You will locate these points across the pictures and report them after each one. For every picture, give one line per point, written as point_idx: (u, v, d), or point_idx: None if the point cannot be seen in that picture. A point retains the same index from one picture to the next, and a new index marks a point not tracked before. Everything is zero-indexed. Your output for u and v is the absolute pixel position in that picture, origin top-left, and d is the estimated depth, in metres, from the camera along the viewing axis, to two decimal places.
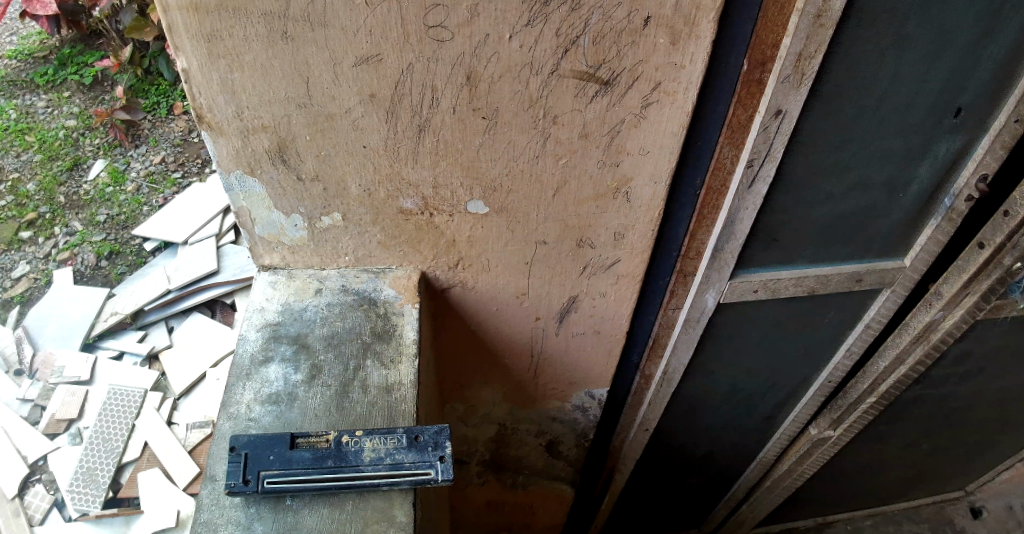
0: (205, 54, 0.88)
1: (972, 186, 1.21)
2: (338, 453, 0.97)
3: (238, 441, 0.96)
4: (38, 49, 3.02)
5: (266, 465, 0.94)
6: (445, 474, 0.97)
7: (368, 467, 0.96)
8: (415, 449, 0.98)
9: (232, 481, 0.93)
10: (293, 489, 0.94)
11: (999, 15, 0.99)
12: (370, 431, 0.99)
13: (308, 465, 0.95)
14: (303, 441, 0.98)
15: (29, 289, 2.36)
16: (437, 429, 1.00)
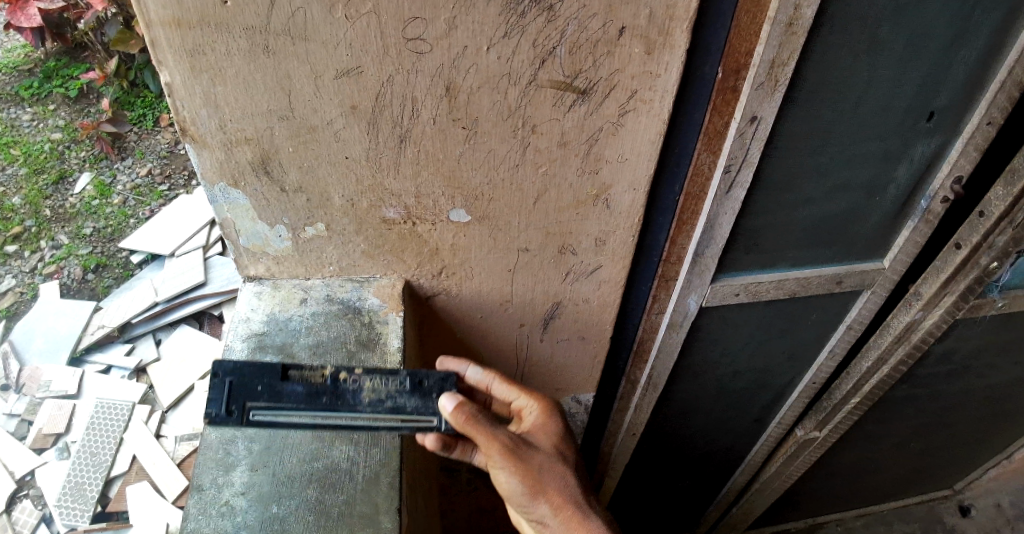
0: (188, 69, 0.89)
1: (947, 187, 1.24)
2: (335, 390, 0.96)
3: (222, 367, 0.94)
4: (23, 62, 3.02)
5: (253, 397, 0.93)
6: (447, 423, 0.97)
7: (367, 408, 0.96)
8: (416, 394, 0.98)
9: (215, 411, 0.92)
10: (278, 422, 0.93)
11: (969, 20, 1.02)
12: (370, 371, 0.98)
13: (301, 400, 0.94)
14: (296, 373, 0.96)
15: (15, 303, 2.35)
16: (445, 375, 1.00)
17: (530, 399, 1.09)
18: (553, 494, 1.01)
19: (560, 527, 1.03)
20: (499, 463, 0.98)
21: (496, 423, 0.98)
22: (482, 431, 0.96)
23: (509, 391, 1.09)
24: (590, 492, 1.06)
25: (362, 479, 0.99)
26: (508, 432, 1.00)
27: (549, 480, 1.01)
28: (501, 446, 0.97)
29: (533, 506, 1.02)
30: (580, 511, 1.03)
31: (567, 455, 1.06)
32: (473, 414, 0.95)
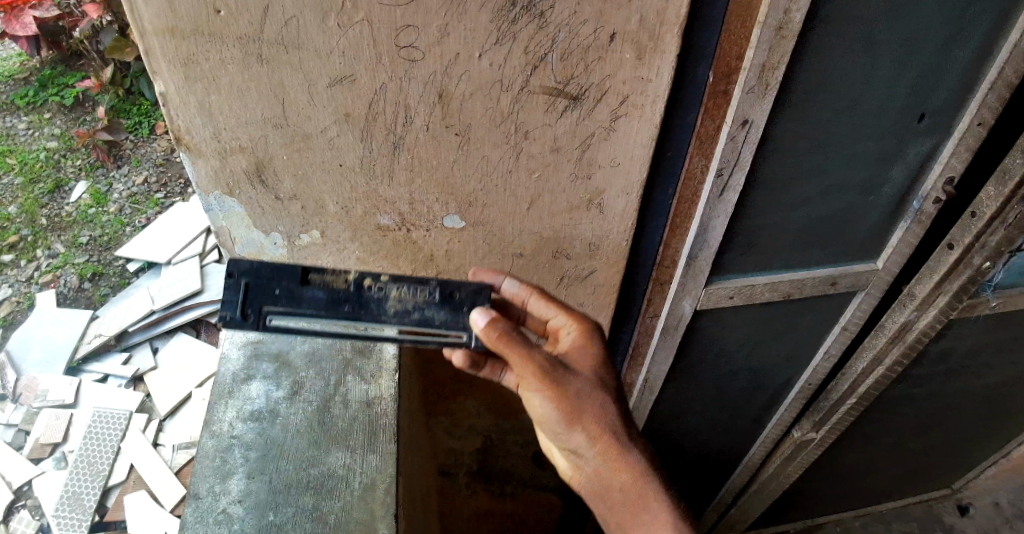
0: (182, 78, 0.89)
1: (940, 189, 1.25)
2: (359, 299, 0.90)
3: (236, 267, 0.89)
4: (18, 71, 3.02)
5: (271, 301, 0.89)
6: (477, 340, 0.91)
7: (392, 320, 0.90)
8: (447, 307, 0.92)
9: (228, 315, 0.88)
10: (295, 329, 0.89)
11: (958, 23, 1.02)
12: (398, 279, 0.92)
13: (321, 307, 0.90)
14: (316, 276, 0.91)
15: (12, 312, 2.35)
16: (479, 288, 0.94)
17: (570, 318, 0.97)
18: (593, 425, 0.89)
19: (598, 464, 0.91)
20: (534, 387, 0.87)
21: (531, 340, 0.87)
22: (513, 346, 0.85)
23: (547, 308, 0.98)
24: (635, 428, 0.93)
25: (360, 484, 0.99)
26: (546, 353, 0.88)
27: (589, 409, 0.89)
28: (535, 366, 0.86)
29: (569, 438, 0.91)
30: (622, 448, 0.90)
31: (610, 383, 0.93)
32: (504, 331, 0.86)
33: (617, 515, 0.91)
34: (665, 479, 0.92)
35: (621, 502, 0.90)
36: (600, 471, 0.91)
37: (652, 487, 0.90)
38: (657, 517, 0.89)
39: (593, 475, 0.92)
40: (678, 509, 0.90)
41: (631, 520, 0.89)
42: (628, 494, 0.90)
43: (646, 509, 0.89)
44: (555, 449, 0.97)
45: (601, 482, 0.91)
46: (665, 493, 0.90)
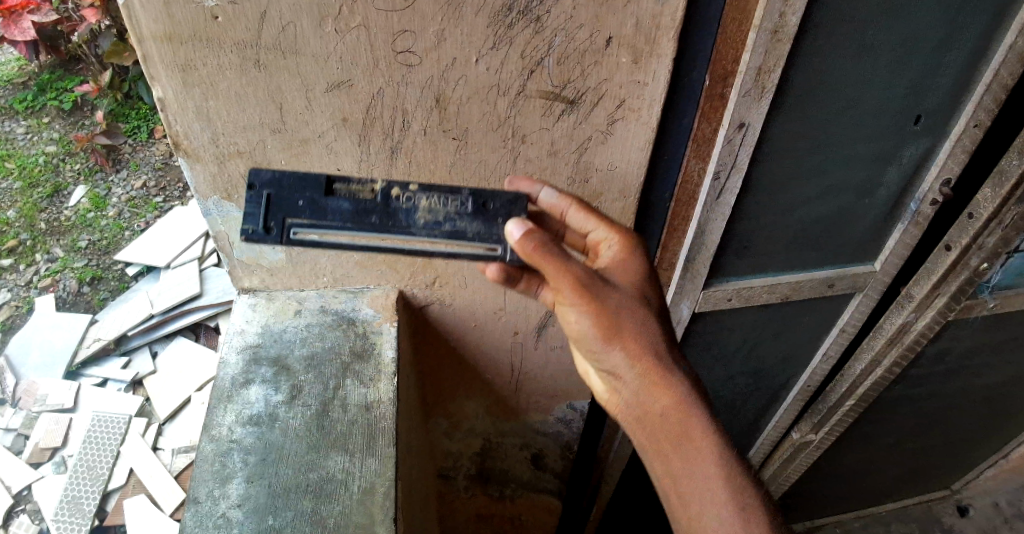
0: (180, 83, 0.89)
1: (936, 190, 1.25)
2: (387, 210, 0.91)
3: (259, 179, 0.90)
4: (15, 75, 2.99)
5: (295, 214, 0.90)
6: (512, 253, 0.92)
7: (422, 232, 0.91)
8: (479, 218, 0.92)
9: (252, 227, 0.89)
10: (323, 241, 0.90)
11: (952, 25, 1.03)
12: (427, 189, 0.92)
13: (348, 219, 0.90)
14: (341, 187, 0.91)
15: (11, 317, 2.35)
16: (514, 198, 0.94)
17: (609, 232, 0.95)
18: (632, 342, 0.88)
19: (636, 380, 0.90)
20: (571, 301, 0.86)
21: (570, 253, 0.85)
22: (552, 260, 0.83)
23: (586, 222, 0.96)
24: (675, 347, 0.92)
25: (358, 488, 0.99)
26: (585, 267, 0.86)
27: (628, 325, 0.88)
28: (575, 280, 0.84)
29: (606, 354, 0.90)
30: (661, 367, 0.89)
31: (648, 299, 0.92)
32: (542, 243, 0.84)
33: (653, 435, 0.91)
34: (704, 399, 0.91)
35: (659, 421, 0.89)
36: (637, 389, 0.90)
37: (690, 408, 0.89)
38: (694, 438, 0.88)
39: (630, 393, 0.91)
40: (717, 430, 0.89)
41: (666, 440, 0.89)
42: (666, 412, 0.89)
43: (682, 429, 0.88)
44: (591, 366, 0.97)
45: (637, 400, 0.91)
46: (704, 414, 0.89)
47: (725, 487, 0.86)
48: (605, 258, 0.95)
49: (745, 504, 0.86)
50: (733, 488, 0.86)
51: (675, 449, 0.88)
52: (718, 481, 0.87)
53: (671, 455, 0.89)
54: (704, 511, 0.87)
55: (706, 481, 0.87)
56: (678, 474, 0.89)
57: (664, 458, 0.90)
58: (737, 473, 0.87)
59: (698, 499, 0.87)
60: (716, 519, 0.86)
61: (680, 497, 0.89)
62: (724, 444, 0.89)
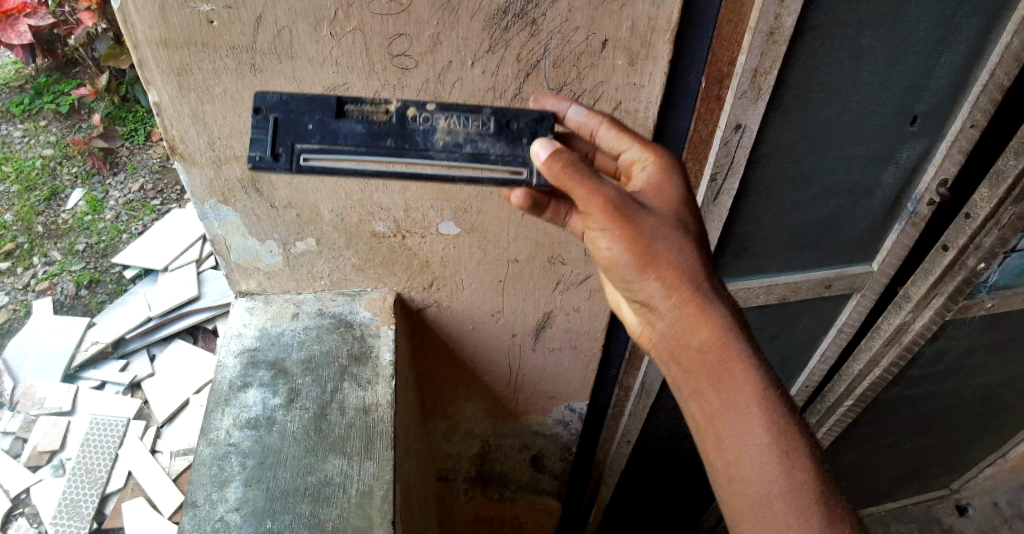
0: (175, 88, 0.89)
1: (933, 191, 1.25)
2: (403, 131, 0.84)
3: (265, 103, 0.83)
4: (13, 78, 3.02)
5: (305, 138, 0.82)
6: (539, 177, 0.85)
7: (441, 154, 0.84)
8: (502, 139, 0.85)
9: (259, 156, 0.82)
10: (334, 167, 0.83)
11: (947, 26, 1.03)
12: (445, 108, 0.85)
13: (360, 143, 0.83)
14: (353, 109, 0.84)
15: (8, 320, 2.35)
16: (540, 117, 0.87)
17: (644, 149, 0.84)
18: (668, 271, 0.78)
19: (673, 316, 0.80)
20: (598, 225, 0.76)
21: (599, 172, 0.77)
22: (579, 182, 0.75)
23: (616, 139, 0.85)
24: (717, 278, 0.81)
25: (356, 491, 0.99)
26: (616, 185, 0.77)
27: (663, 252, 0.78)
28: (603, 200, 0.75)
29: (639, 284, 0.80)
30: (700, 300, 0.79)
31: (690, 226, 0.81)
32: (570, 163, 0.76)
33: (689, 375, 0.81)
34: (749, 336, 0.80)
35: (696, 360, 0.80)
36: (673, 324, 0.80)
37: (733, 346, 0.78)
38: (737, 380, 0.78)
39: (664, 328, 0.82)
40: (763, 372, 0.78)
41: (704, 381, 0.80)
42: (704, 350, 0.79)
43: (722, 370, 0.78)
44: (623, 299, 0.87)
45: (675, 338, 0.81)
46: (750, 354, 0.78)
47: (770, 436, 0.77)
48: (638, 178, 0.84)
49: (790, 454, 0.76)
50: (779, 438, 0.77)
51: (713, 391, 0.79)
52: (762, 429, 0.77)
53: (709, 398, 0.80)
54: (743, 461, 0.78)
55: (747, 429, 0.77)
56: (716, 419, 0.79)
57: (705, 405, 0.80)
58: (784, 420, 0.77)
59: (738, 448, 0.78)
60: (757, 469, 0.77)
61: (718, 444, 0.79)
62: (774, 389, 0.78)
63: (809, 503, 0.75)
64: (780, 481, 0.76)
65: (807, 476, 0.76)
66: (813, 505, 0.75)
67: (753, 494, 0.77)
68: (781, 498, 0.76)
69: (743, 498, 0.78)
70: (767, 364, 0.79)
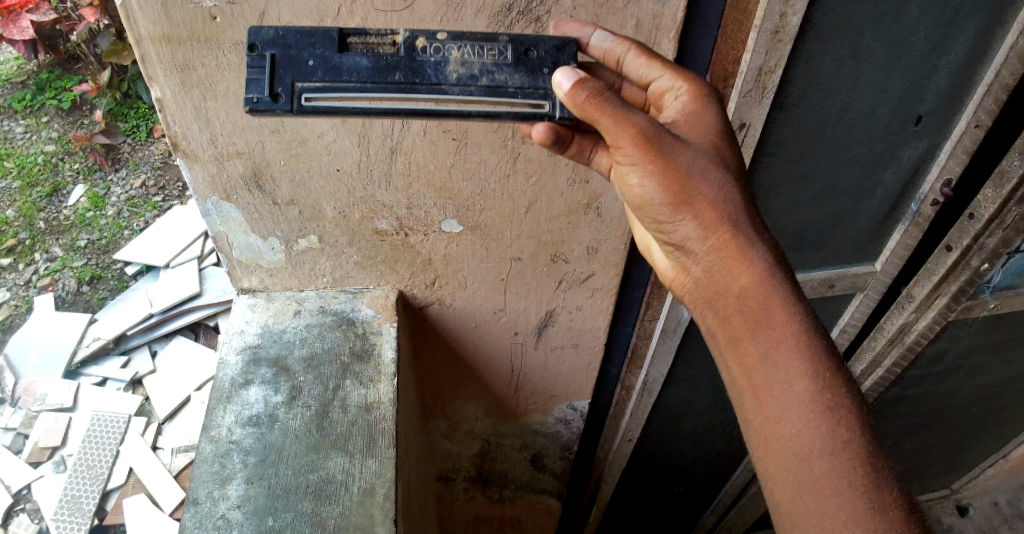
0: (178, 84, 0.88)
1: (937, 191, 1.26)
2: (412, 64, 0.83)
3: (261, 38, 0.81)
4: (15, 74, 3.00)
5: (306, 76, 0.81)
6: (563, 110, 0.84)
7: (455, 88, 0.83)
8: (520, 70, 0.84)
9: (256, 97, 0.80)
10: (338, 104, 0.81)
11: (953, 26, 1.02)
12: (457, 39, 0.84)
13: (368, 77, 0.82)
14: (357, 43, 0.83)
15: (11, 317, 2.36)
16: (561, 44, 0.85)
17: (676, 78, 0.83)
18: (704, 208, 0.77)
19: (709, 255, 0.80)
20: (629, 158, 0.74)
21: (630, 102, 0.74)
22: (608, 113, 0.73)
23: (646, 68, 0.84)
24: (757, 215, 0.80)
25: (358, 489, 0.99)
26: (647, 117, 0.74)
27: (700, 188, 0.77)
28: (635, 132, 0.73)
29: (674, 224, 0.80)
30: (739, 239, 0.78)
31: (727, 158, 0.79)
32: (595, 92, 0.74)
33: (727, 320, 0.82)
34: (790, 277, 0.80)
35: (734, 304, 0.81)
36: (711, 266, 0.81)
37: (772, 291, 0.78)
38: (777, 326, 0.78)
39: (700, 270, 0.82)
40: (805, 317, 0.79)
41: (742, 327, 0.80)
42: (743, 297, 0.80)
43: (760, 317, 0.79)
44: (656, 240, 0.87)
45: (711, 279, 0.81)
46: (789, 297, 0.79)
47: (810, 387, 0.77)
48: (671, 109, 0.83)
49: (831, 407, 0.77)
50: (819, 389, 0.77)
51: (752, 338, 0.80)
52: (803, 377, 0.77)
53: (747, 345, 0.80)
54: (782, 416, 0.78)
55: (787, 378, 0.78)
56: (753, 370, 0.80)
57: (742, 353, 0.81)
58: (825, 368, 0.78)
59: (776, 399, 0.79)
60: (795, 422, 0.77)
61: (755, 396, 0.80)
62: (812, 333, 0.78)
63: (849, 456, 0.76)
64: (821, 435, 0.76)
65: (850, 429, 0.76)
66: (853, 460, 0.76)
67: (790, 448, 0.78)
68: (820, 453, 0.76)
69: (782, 455, 0.79)
70: (808, 308, 0.79)
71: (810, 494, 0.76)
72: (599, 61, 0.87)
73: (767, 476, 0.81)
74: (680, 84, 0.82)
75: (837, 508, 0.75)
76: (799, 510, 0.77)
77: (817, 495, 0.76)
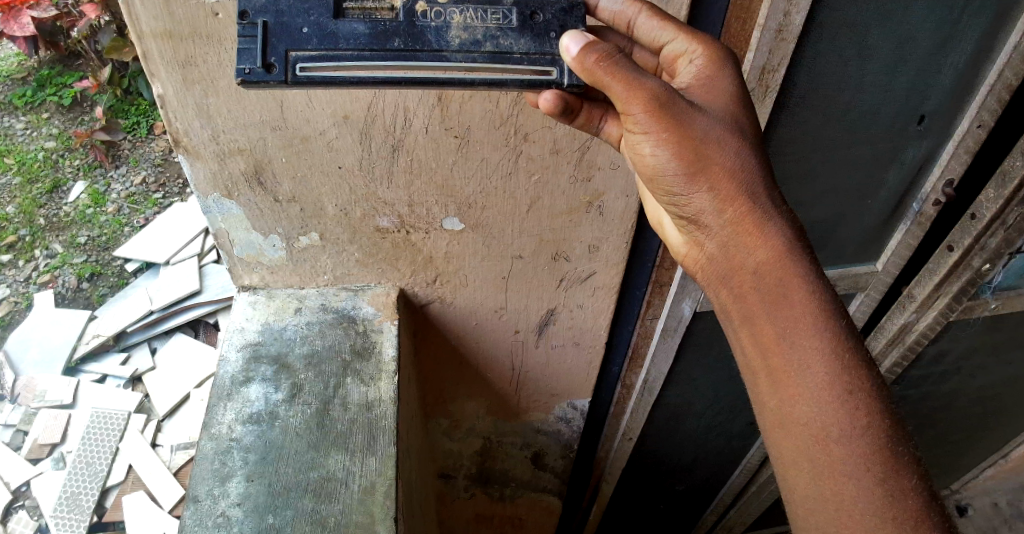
0: (180, 80, 0.88)
1: (939, 190, 1.25)
2: (413, 31, 0.83)
3: (252, 5, 0.80)
4: (15, 71, 3.00)
5: (301, 46, 0.81)
6: (570, 77, 0.85)
7: (458, 55, 0.83)
8: (525, 35, 0.85)
9: (249, 69, 0.79)
10: (334, 74, 0.81)
11: (958, 26, 1.02)
12: (459, 4, 0.84)
13: (367, 44, 0.82)
14: (353, 8, 0.83)
15: (11, 313, 2.34)
16: (569, 6, 0.86)
17: (692, 43, 0.82)
18: (719, 177, 0.78)
19: (723, 228, 0.81)
20: (640, 125, 0.75)
21: (642, 67, 0.75)
22: (617, 77, 0.74)
23: (658, 30, 0.84)
24: (774, 186, 0.80)
25: (358, 487, 0.99)
26: (660, 82, 0.76)
27: (714, 156, 0.78)
28: (646, 96, 0.74)
29: (688, 196, 0.81)
30: (754, 212, 0.79)
31: (742, 127, 0.80)
32: (604, 54, 0.75)
33: (742, 296, 0.82)
34: (808, 249, 0.80)
35: (750, 279, 0.81)
36: (726, 239, 0.81)
37: (790, 263, 0.78)
38: (794, 302, 0.78)
39: (715, 244, 0.83)
40: (823, 293, 0.78)
41: (757, 303, 0.80)
42: (760, 273, 0.80)
43: (779, 294, 0.78)
44: (671, 216, 0.88)
45: (725, 253, 0.82)
46: (807, 271, 0.78)
47: (827, 366, 0.76)
48: (686, 74, 0.83)
49: (849, 389, 0.76)
50: (839, 370, 0.76)
51: (767, 314, 0.80)
52: (820, 357, 0.76)
53: (762, 321, 0.80)
54: (797, 400, 0.78)
55: (804, 358, 0.77)
56: (768, 350, 0.80)
57: (756, 330, 0.81)
58: (845, 348, 0.77)
59: (793, 380, 0.78)
60: (811, 403, 0.77)
61: (769, 378, 0.80)
62: (829, 306, 0.78)
63: (867, 441, 0.75)
64: (838, 418, 0.75)
65: (867, 413, 0.75)
66: (868, 445, 0.75)
67: (805, 429, 0.77)
68: (835, 438, 0.76)
69: (795, 440, 0.78)
70: (826, 283, 0.79)
71: (826, 479, 0.76)
72: (609, 23, 0.89)
73: (780, 460, 0.81)
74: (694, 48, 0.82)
75: (854, 494, 0.75)
76: (813, 494, 0.77)
77: (833, 478, 0.76)
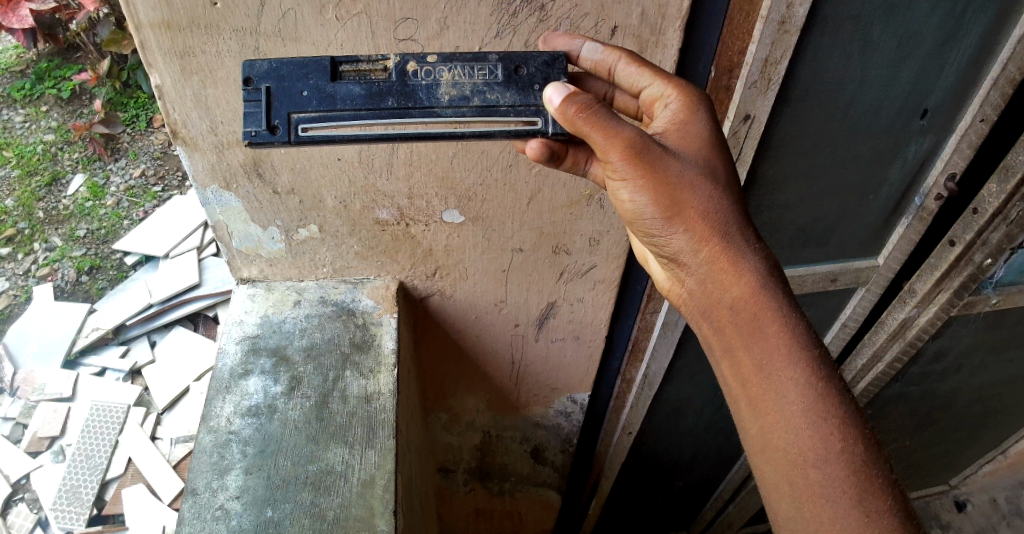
0: (178, 71, 0.87)
1: (941, 185, 1.24)
2: (405, 90, 0.87)
3: (255, 71, 0.85)
4: (14, 63, 2.97)
5: (301, 107, 0.85)
6: (555, 126, 0.87)
7: (448, 111, 0.87)
8: (512, 88, 0.87)
9: (255, 130, 0.85)
10: (334, 133, 0.86)
11: (962, 20, 1.01)
12: (449, 60, 0.87)
13: (359, 104, 0.86)
14: (349, 70, 0.87)
15: (10, 306, 2.35)
16: (551, 59, 0.87)
17: (666, 86, 0.83)
18: (694, 219, 0.80)
19: (701, 267, 0.82)
20: (619, 172, 0.77)
21: (618, 114, 0.76)
22: (595, 128, 0.76)
23: (637, 76, 0.84)
24: (749, 223, 0.81)
25: (358, 480, 0.98)
26: (637, 128, 0.76)
27: (689, 199, 0.79)
28: (624, 145, 0.75)
29: (667, 237, 0.82)
30: (730, 251, 0.80)
31: (716, 168, 0.80)
32: (584, 106, 0.77)
33: (720, 331, 0.83)
34: (782, 282, 0.80)
35: (727, 315, 0.82)
36: (703, 277, 0.82)
37: (765, 299, 0.79)
38: (768, 334, 0.78)
39: (694, 282, 0.84)
40: (797, 325, 0.78)
41: (735, 337, 0.81)
42: (736, 308, 0.80)
43: (755, 328, 0.79)
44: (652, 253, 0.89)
45: (703, 291, 0.83)
46: (782, 304, 0.79)
47: (806, 396, 0.76)
48: (661, 118, 0.83)
49: (825, 416, 0.75)
50: (816, 398, 0.76)
51: (744, 346, 0.80)
52: (796, 387, 0.77)
53: (741, 356, 0.81)
54: (776, 426, 0.78)
55: (780, 387, 0.77)
56: (748, 380, 0.80)
57: (734, 362, 0.81)
58: (820, 377, 0.77)
59: (772, 407, 0.78)
60: (789, 429, 0.77)
61: (750, 405, 0.80)
62: (804, 338, 0.78)
63: (845, 464, 0.75)
64: (816, 444, 0.75)
65: (844, 438, 0.75)
66: (849, 467, 0.75)
67: (784, 455, 0.77)
68: (814, 463, 0.75)
69: (777, 464, 0.78)
70: (801, 314, 0.79)
71: (808, 505, 0.76)
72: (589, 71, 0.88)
73: (766, 483, 0.81)
74: (670, 93, 0.83)
75: (834, 515, 0.74)
76: (797, 517, 0.77)
77: (814, 501, 0.75)
